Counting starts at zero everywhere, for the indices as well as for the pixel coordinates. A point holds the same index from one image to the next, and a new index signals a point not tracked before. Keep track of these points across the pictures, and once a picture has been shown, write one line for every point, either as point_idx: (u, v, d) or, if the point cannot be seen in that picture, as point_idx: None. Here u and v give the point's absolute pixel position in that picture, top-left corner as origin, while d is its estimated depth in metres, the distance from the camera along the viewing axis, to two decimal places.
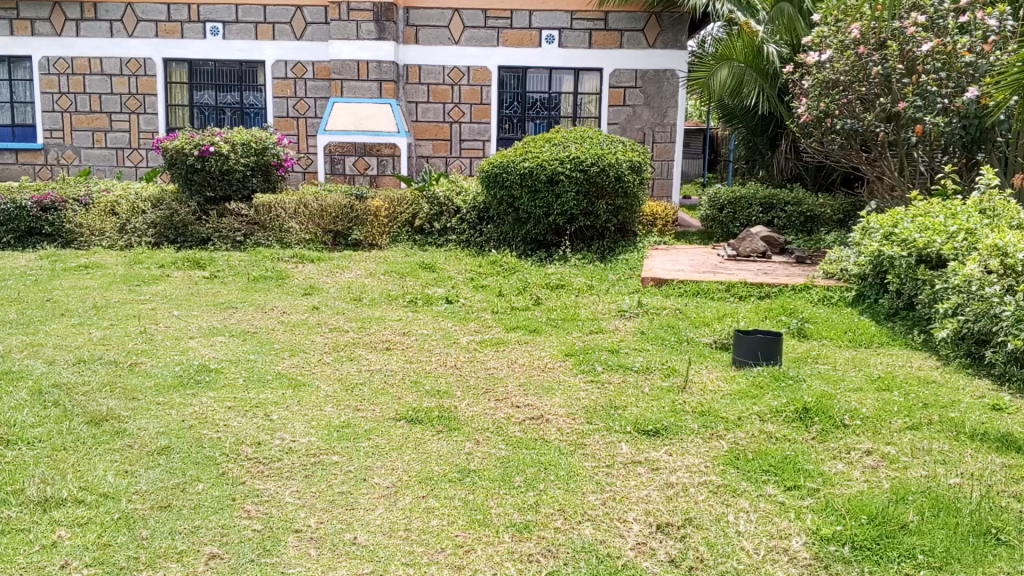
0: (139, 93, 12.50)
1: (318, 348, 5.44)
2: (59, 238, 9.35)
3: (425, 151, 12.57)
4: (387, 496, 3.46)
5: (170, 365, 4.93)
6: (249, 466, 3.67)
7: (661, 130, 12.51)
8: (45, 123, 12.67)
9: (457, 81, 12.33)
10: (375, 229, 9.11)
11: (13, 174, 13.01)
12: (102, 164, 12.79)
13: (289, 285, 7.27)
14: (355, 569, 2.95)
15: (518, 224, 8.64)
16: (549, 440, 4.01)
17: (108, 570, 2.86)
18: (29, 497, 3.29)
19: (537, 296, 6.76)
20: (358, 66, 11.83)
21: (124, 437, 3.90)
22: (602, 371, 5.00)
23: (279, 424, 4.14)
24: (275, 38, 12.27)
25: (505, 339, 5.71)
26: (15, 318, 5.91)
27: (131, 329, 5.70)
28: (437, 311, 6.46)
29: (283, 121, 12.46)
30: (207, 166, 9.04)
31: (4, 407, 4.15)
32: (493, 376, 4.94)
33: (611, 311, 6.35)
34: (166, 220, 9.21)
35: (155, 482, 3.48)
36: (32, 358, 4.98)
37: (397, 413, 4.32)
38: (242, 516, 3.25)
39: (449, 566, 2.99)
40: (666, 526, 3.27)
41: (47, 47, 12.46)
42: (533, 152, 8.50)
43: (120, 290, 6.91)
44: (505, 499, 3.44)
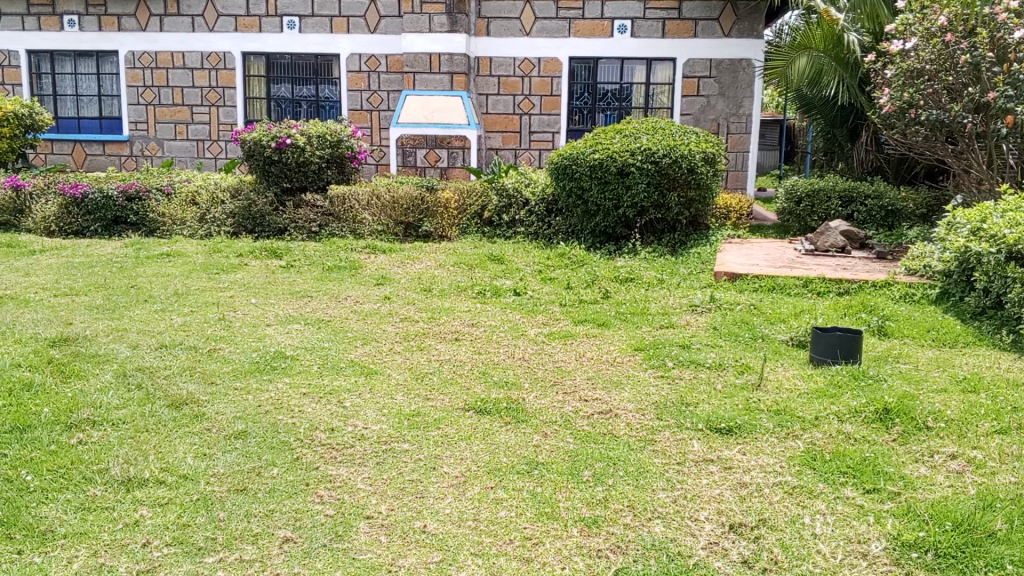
0: (219, 86, 12.84)
1: (389, 338, 5.49)
2: (144, 227, 9.66)
3: (494, 143, 12.60)
4: (456, 485, 3.47)
5: (248, 351, 5.06)
6: (323, 452, 3.73)
7: (736, 121, 12.25)
8: (131, 116, 13.13)
9: (528, 73, 12.30)
10: (445, 222, 9.15)
11: (100, 165, 13.49)
12: (184, 155, 13.18)
13: (362, 275, 7.37)
14: (425, 557, 2.96)
15: (587, 216, 8.59)
16: (618, 435, 3.97)
17: (187, 550, 2.94)
18: (113, 476, 3.41)
19: (606, 289, 6.70)
20: (431, 59, 11.97)
21: (203, 421, 4.00)
22: (673, 366, 4.92)
23: (352, 411, 4.20)
24: (349, 31, 12.45)
25: (573, 332, 5.67)
26: (101, 303, 6.15)
27: (211, 316, 5.86)
28: (506, 303, 6.46)
29: (357, 113, 12.64)
30: (284, 158, 9.23)
31: (91, 389, 4.31)
32: (561, 369, 4.91)
33: (683, 306, 6.24)
34: (244, 211, 9.41)
35: (233, 465, 3.56)
36: (117, 342, 5.16)
37: (465, 403, 4.33)
38: (317, 501, 3.30)
39: (518, 558, 2.98)
40: (740, 526, 3.20)
41: (133, 42, 12.91)
42: (603, 143, 8.41)
43: (201, 278, 7.10)
44: (574, 492, 3.41)
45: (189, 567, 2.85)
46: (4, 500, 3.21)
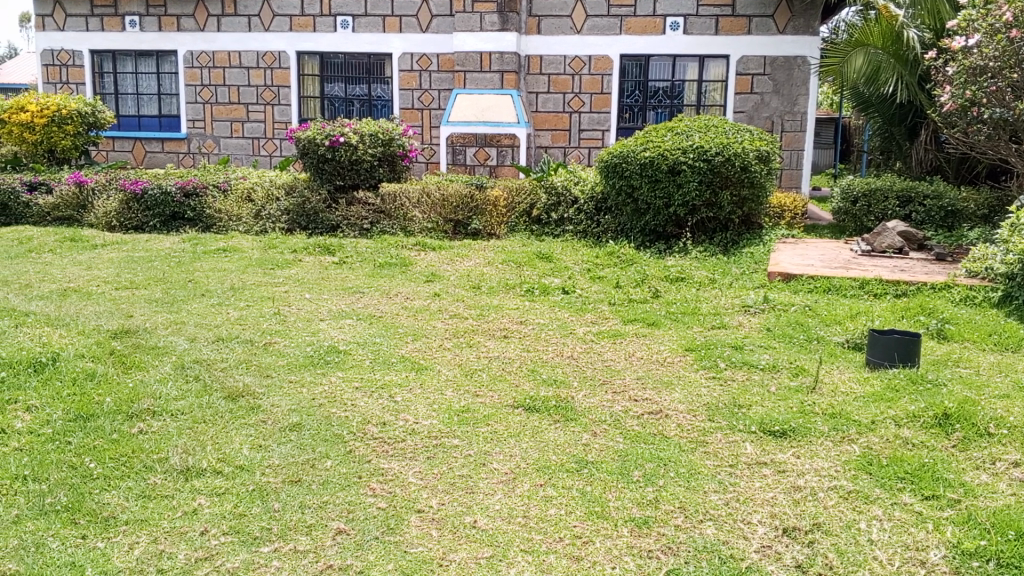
0: (274, 85, 13.06)
1: (439, 334, 5.53)
2: (201, 223, 9.84)
3: (544, 142, 12.59)
4: (505, 482, 3.48)
5: (302, 345, 5.13)
6: (375, 445, 3.77)
7: (790, 119, 12.05)
8: (188, 114, 13.43)
9: (578, 70, 12.27)
10: (494, 219, 9.17)
11: (159, 162, 13.80)
12: (239, 153, 13.43)
13: (413, 272, 7.43)
14: (476, 552, 2.98)
15: (636, 215, 8.54)
16: (668, 436, 3.94)
17: (243, 540, 3.00)
18: (173, 465, 3.49)
19: (656, 289, 6.65)
20: (481, 57, 11.99)
21: (258, 413, 4.08)
22: (725, 367, 4.86)
23: (402, 406, 4.23)
24: (402, 30, 12.56)
25: (622, 331, 5.64)
26: (161, 296, 6.30)
27: (266, 310, 5.97)
28: (554, 301, 6.45)
29: (408, 112, 12.75)
30: (337, 156, 9.38)
31: (151, 379, 4.42)
32: (610, 368, 4.89)
33: (735, 306, 6.16)
34: (298, 208, 9.57)
35: (288, 456, 3.62)
36: (176, 335, 5.28)
37: (515, 400, 4.34)
38: (369, 494, 3.34)
39: (567, 556, 2.97)
40: (793, 530, 3.15)
41: (191, 42, 13.21)
42: (654, 141, 8.36)
43: (256, 273, 7.23)
44: (624, 492, 3.40)
45: (245, 556, 2.90)
46: (69, 486, 3.31)
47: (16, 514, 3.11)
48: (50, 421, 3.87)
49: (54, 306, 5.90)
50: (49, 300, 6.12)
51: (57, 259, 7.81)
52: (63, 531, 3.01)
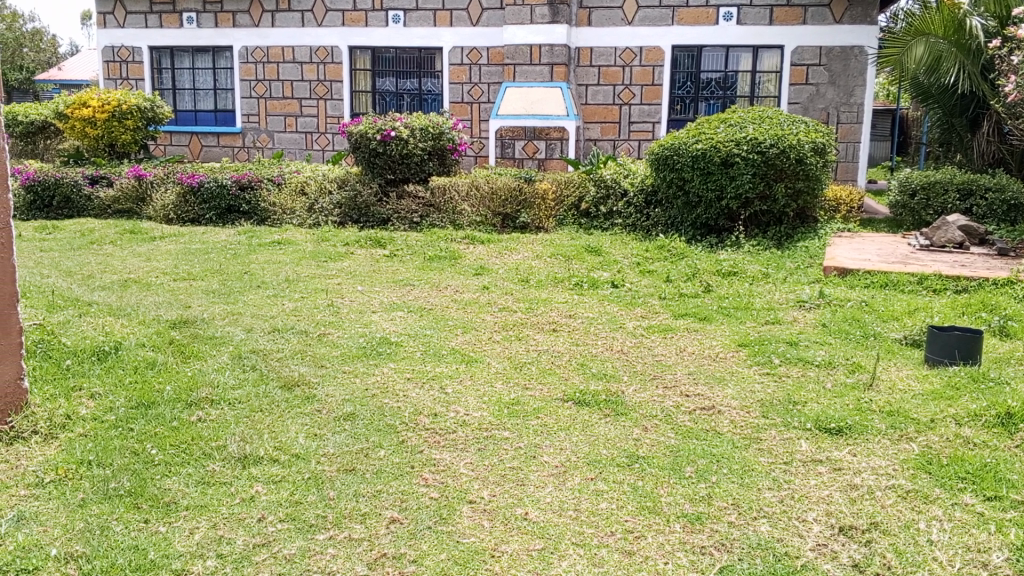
0: (326, 79, 13.21)
1: (488, 327, 5.55)
2: (256, 216, 9.99)
3: (593, 134, 12.54)
4: (556, 475, 3.48)
5: (355, 336, 5.20)
6: (427, 436, 3.81)
7: (846, 110, 11.82)
8: (244, 109, 13.67)
9: (629, 62, 12.19)
10: (542, 212, 9.16)
11: (215, 156, 14.07)
12: (293, 147, 13.62)
13: (461, 265, 7.46)
14: (527, 544, 2.98)
15: (688, 208, 8.45)
16: (721, 432, 3.90)
17: (299, 527, 3.05)
18: (231, 453, 3.56)
19: (707, 283, 6.58)
20: (531, 50, 11.98)
21: (314, 402, 4.15)
22: (780, 363, 4.79)
23: (453, 397, 4.27)
24: (452, 24, 12.60)
25: (673, 326, 5.59)
26: (218, 288, 6.43)
27: (320, 302, 6.05)
28: (603, 295, 6.43)
29: (458, 106, 12.81)
30: (388, 150, 9.48)
31: (210, 368, 4.52)
32: (661, 362, 4.85)
33: (789, 302, 6.06)
34: (350, 201, 9.67)
35: (342, 446, 3.68)
36: (233, 325, 5.39)
37: (564, 394, 4.34)
38: (421, 483, 3.38)
39: (619, 550, 2.96)
40: (850, 529, 3.10)
41: (247, 37, 13.45)
42: (707, 134, 8.28)
43: (310, 266, 7.33)
44: (676, 488, 3.37)
45: (301, 543, 2.95)
46: (132, 472, 3.40)
47: (82, 498, 3.20)
48: (113, 408, 3.98)
49: (117, 296, 6.07)
50: (111, 290, 6.30)
51: (117, 251, 8.02)
52: (127, 515, 3.09)
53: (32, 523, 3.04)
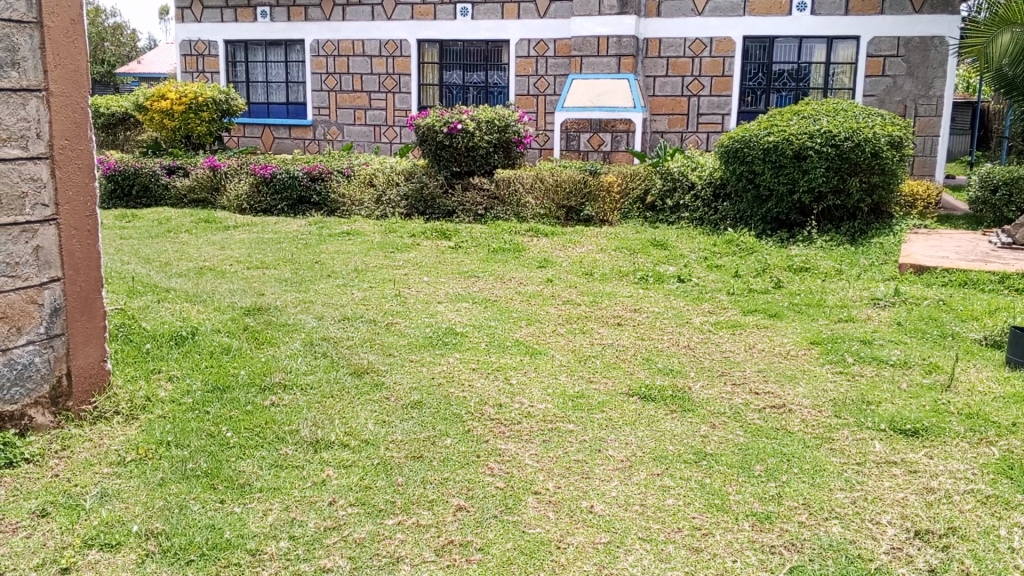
0: (395, 73, 13.36)
1: (552, 319, 5.55)
2: (325, 207, 10.16)
3: (660, 127, 12.41)
4: (621, 469, 3.47)
5: (421, 326, 5.25)
6: (492, 426, 3.83)
7: (925, 102, 11.46)
8: (314, 102, 13.92)
9: (698, 53, 12.04)
10: (607, 205, 9.12)
11: (286, 148, 14.35)
12: (361, 140, 13.82)
13: (525, 257, 7.47)
14: (593, 537, 2.98)
15: (758, 202, 8.31)
16: (792, 431, 3.82)
17: (369, 511, 3.11)
18: (303, 437, 3.65)
19: (778, 279, 6.45)
20: (599, 42, 11.92)
21: (382, 390, 4.21)
22: (853, 362, 4.67)
23: (518, 389, 4.28)
24: (520, 17, 12.59)
25: (742, 322, 5.50)
26: (290, 276, 6.57)
27: (388, 292, 6.13)
28: (669, 289, 6.35)
29: (524, 98, 12.80)
30: (455, 143, 9.55)
31: (283, 354, 4.63)
32: (729, 359, 4.78)
33: (863, 299, 5.91)
34: (416, 193, 9.77)
35: (410, 433, 3.74)
36: (304, 312, 5.50)
37: (629, 388, 4.31)
38: (487, 473, 3.40)
39: (687, 547, 2.93)
40: (926, 533, 3.01)
41: (318, 31, 13.68)
42: (779, 126, 8.12)
43: (378, 256, 7.44)
44: (745, 486, 3.32)
45: (371, 527, 3.00)
46: (208, 453, 3.50)
47: (162, 477, 3.31)
48: (190, 391, 4.11)
49: (193, 283, 6.25)
50: (187, 277, 6.48)
51: (193, 239, 8.26)
52: (204, 495, 3.19)
53: (114, 500, 3.16)
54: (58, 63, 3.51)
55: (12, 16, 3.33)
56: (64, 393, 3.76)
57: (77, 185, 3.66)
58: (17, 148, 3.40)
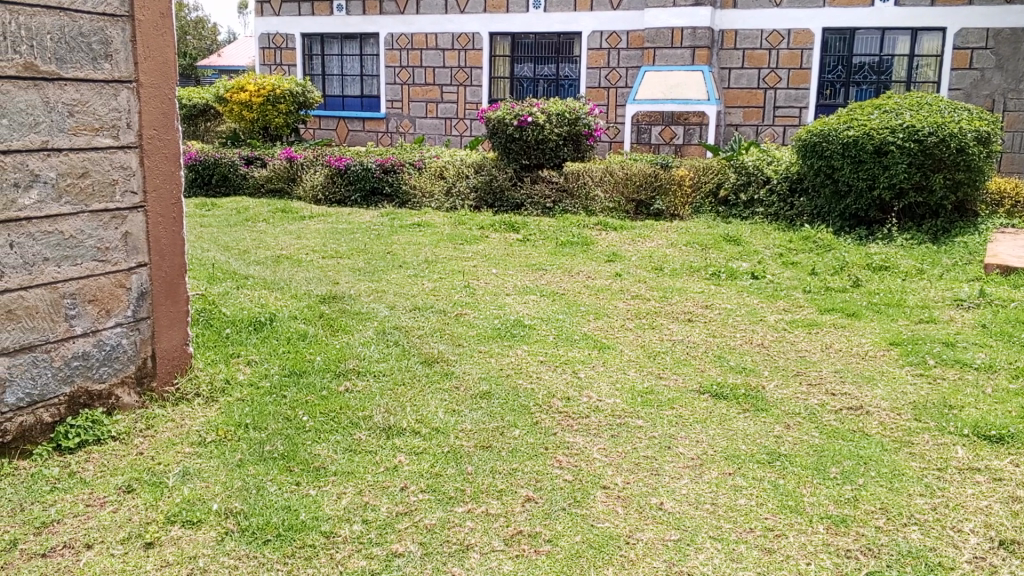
0: (467, 66, 13.44)
1: (621, 314, 5.51)
2: (397, 198, 10.27)
3: (735, 119, 12.26)
4: (692, 467, 3.43)
5: (490, 318, 5.28)
6: (560, 419, 3.84)
7: (1015, 96, 11.15)
8: (388, 95, 14.12)
9: (776, 45, 11.87)
10: (678, 199, 9.05)
11: (360, 141, 14.59)
12: (433, 133, 13.97)
13: (594, 251, 7.44)
14: (663, 534, 2.96)
15: (836, 198, 8.10)
16: (870, 434, 3.73)
17: (440, 497, 3.15)
18: (376, 423, 3.72)
19: (856, 277, 6.29)
20: (673, 33, 11.81)
21: (451, 378, 4.26)
22: (935, 365, 4.52)
23: (586, 382, 4.28)
24: (592, 8, 12.51)
25: (819, 321, 5.37)
26: (363, 266, 6.68)
27: (457, 283, 6.18)
28: (743, 286, 6.24)
29: (595, 91, 12.73)
30: (524, 136, 9.57)
31: (356, 342, 4.72)
32: (805, 358, 4.69)
33: (946, 300, 5.71)
34: (486, 185, 9.79)
35: (479, 422, 3.77)
36: (377, 302, 5.59)
37: (700, 386, 4.26)
38: (555, 465, 3.41)
39: (759, 548, 2.88)
40: (1011, 544, 2.90)
41: (392, 25, 13.84)
42: (859, 120, 7.91)
43: (447, 248, 7.50)
44: (820, 488, 3.25)
45: (441, 514, 3.04)
46: (286, 436, 3.59)
47: (240, 458, 3.42)
48: (268, 375, 4.23)
49: (270, 271, 6.41)
50: (264, 265, 6.65)
51: (270, 229, 8.47)
52: (280, 477, 3.28)
53: (195, 478, 3.27)
54: (148, 56, 3.63)
55: (105, 10, 3.45)
56: (149, 373, 3.90)
57: (163, 173, 3.79)
58: (109, 137, 3.53)
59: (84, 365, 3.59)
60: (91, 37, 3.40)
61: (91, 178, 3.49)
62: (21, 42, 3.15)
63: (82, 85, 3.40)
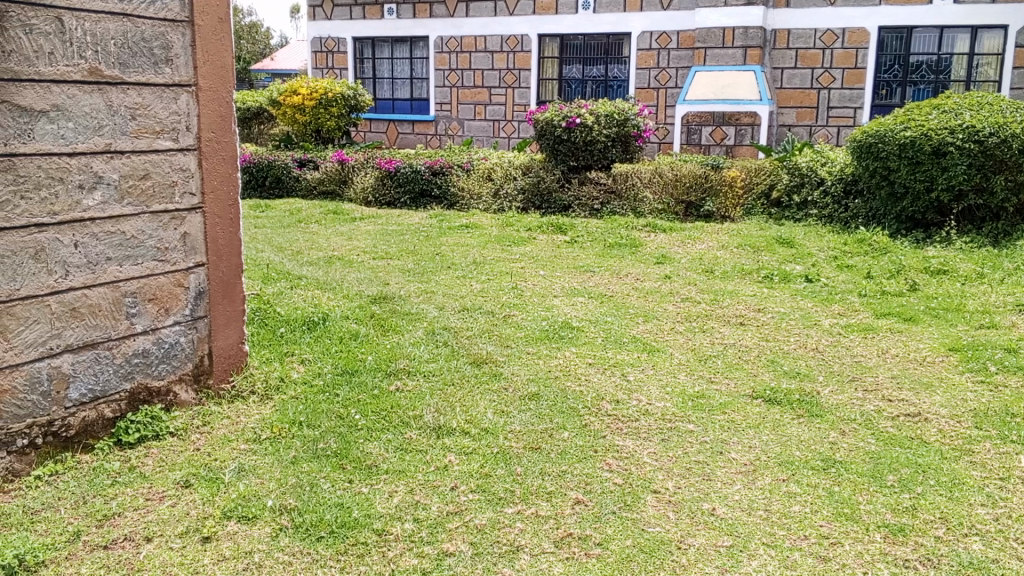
0: (515, 68, 13.47)
1: (671, 316, 5.47)
2: (445, 200, 10.34)
3: (788, 120, 12.10)
4: (745, 472, 3.39)
5: (538, 319, 5.29)
6: (609, 422, 3.82)
7: None
8: (437, 97, 14.24)
9: (830, 44, 11.68)
10: (729, 201, 9.02)
11: (409, 143, 14.73)
12: (481, 135, 14.04)
13: (643, 253, 7.40)
14: (715, 540, 2.92)
15: (892, 199, 7.92)
16: (928, 441, 3.64)
17: (490, 498, 3.16)
18: (427, 423, 3.75)
19: (913, 281, 6.15)
20: (724, 33, 11.70)
21: (500, 379, 4.28)
22: (996, 372, 4.40)
23: (635, 386, 4.25)
24: (642, 9, 12.43)
25: (875, 325, 5.27)
26: (412, 267, 6.74)
27: (505, 284, 6.20)
28: (796, 289, 6.15)
29: (644, 92, 12.65)
30: (573, 137, 9.55)
31: (406, 342, 4.76)
32: (860, 363, 4.60)
33: (1007, 305, 5.55)
34: (533, 187, 9.79)
35: (528, 424, 3.78)
36: (426, 302, 5.64)
37: (753, 391, 4.20)
38: (605, 468, 3.40)
39: (814, 555, 2.84)
40: None
41: (442, 28, 13.94)
42: (917, 120, 7.73)
43: (495, 249, 7.53)
44: (877, 496, 3.19)
45: (491, 514, 3.05)
46: (338, 434, 3.64)
47: (294, 456, 3.47)
48: (321, 373, 4.29)
49: (322, 271, 6.50)
50: (317, 266, 6.74)
51: (322, 230, 8.59)
52: (333, 474, 3.32)
53: (250, 475, 3.33)
54: (207, 60, 3.71)
55: (166, 16, 3.54)
56: (206, 371, 3.99)
57: (221, 175, 3.87)
58: (169, 140, 3.62)
59: (144, 363, 3.68)
60: (152, 42, 3.49)
61: (152, 180, 3.58)
62: (86, 47, 3.25)
63: (144, 89, 3.49)
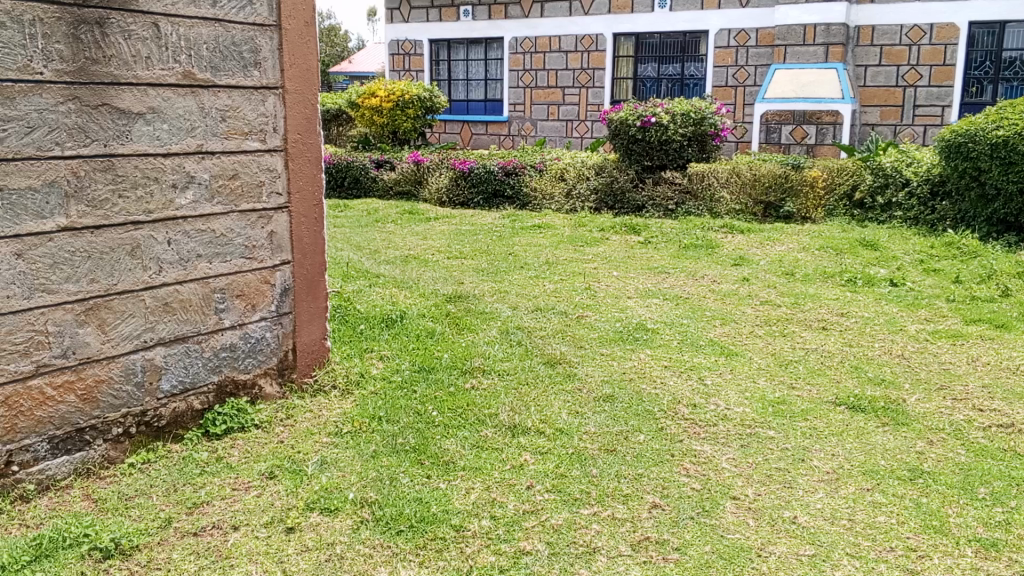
0: (590, 68, 13.45)
1: (749, 320, 5.38)
2: (518, 200, 10.36)
3: (871, 119, 11.79)
4: (827, 481, 3.31)
5: (612, 321, 5.27)
6: (686, 425, 3.79)
7: None
8: (511, 98, 14.31)
9: (917, 40, 11.30)
10: (810, 202, 8.86)
11: (483, 143, 14.86)
12: (555, 135, 14.08)
13: (719, 254, 7.29)
14: (797, 549, 2.87)
15: (982, 201, 7.64)
16: (1022, 454, 3.49)
17: (565, 498, 3.17)
18: (502, 421, 3.78)
19: (1005, 286, 5.90)
20: (805, 30, 11.45)
21: (574, 380, 4.27)
22: None
23: (712, 390, 4.19)
24: (720, 6, 12.27)
25: (964, 332, 5.08)
26: (486, 267, 6.79)
27: (578, 285, 6.19)
28: (880, 293, 5.98)
29: (721, 90, 12.47)
30: (647, 136, 9.45)
31: (481, 341, 4.81)
32: (949, 371, 4.44)
33: None
34: (606, 187, 9.78)
35: (603, 425, 3.77)
36: (500, 302, 5.67)
37: (836, 398, 4.10)
38: (682, 473, 3.36)
39: (901, 568, 2.75)
40: None
41: (516, 28, 14.00)
42: (1010, 119, 7.41)
43: (568, 250, 7.52)
44: (967, 509, 3.08)
45: (568, 515, 3.06)
46: (416, 430, 3.70)
47: (374, 450, 3.54)
48: (399, 370, 4.37)
49: (399, 270, 6.61)
50: (394, 265, 6.85)
51: (398, 229, 8.73)
52: (412, 469, 3.38)
53: (332, 468, 3.41)
54: (293, 63, 3.81)
55: (256, 20, 3.64)
56: (290, 366, 4.10)
57: (305, 176, 3.97)
58: (257, 141, 3.73)
59: (231, 356, 3.81)
60: (242, 46, 3.60)
61: (241, 179, 3.69)
62: (181, 51, 3.38)
63: (234, 91, 3.60)
